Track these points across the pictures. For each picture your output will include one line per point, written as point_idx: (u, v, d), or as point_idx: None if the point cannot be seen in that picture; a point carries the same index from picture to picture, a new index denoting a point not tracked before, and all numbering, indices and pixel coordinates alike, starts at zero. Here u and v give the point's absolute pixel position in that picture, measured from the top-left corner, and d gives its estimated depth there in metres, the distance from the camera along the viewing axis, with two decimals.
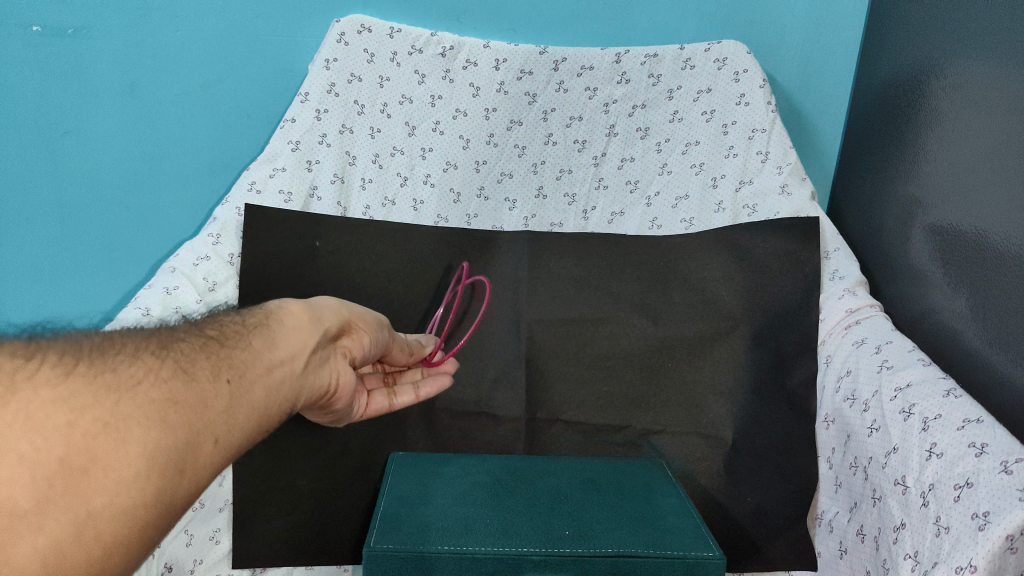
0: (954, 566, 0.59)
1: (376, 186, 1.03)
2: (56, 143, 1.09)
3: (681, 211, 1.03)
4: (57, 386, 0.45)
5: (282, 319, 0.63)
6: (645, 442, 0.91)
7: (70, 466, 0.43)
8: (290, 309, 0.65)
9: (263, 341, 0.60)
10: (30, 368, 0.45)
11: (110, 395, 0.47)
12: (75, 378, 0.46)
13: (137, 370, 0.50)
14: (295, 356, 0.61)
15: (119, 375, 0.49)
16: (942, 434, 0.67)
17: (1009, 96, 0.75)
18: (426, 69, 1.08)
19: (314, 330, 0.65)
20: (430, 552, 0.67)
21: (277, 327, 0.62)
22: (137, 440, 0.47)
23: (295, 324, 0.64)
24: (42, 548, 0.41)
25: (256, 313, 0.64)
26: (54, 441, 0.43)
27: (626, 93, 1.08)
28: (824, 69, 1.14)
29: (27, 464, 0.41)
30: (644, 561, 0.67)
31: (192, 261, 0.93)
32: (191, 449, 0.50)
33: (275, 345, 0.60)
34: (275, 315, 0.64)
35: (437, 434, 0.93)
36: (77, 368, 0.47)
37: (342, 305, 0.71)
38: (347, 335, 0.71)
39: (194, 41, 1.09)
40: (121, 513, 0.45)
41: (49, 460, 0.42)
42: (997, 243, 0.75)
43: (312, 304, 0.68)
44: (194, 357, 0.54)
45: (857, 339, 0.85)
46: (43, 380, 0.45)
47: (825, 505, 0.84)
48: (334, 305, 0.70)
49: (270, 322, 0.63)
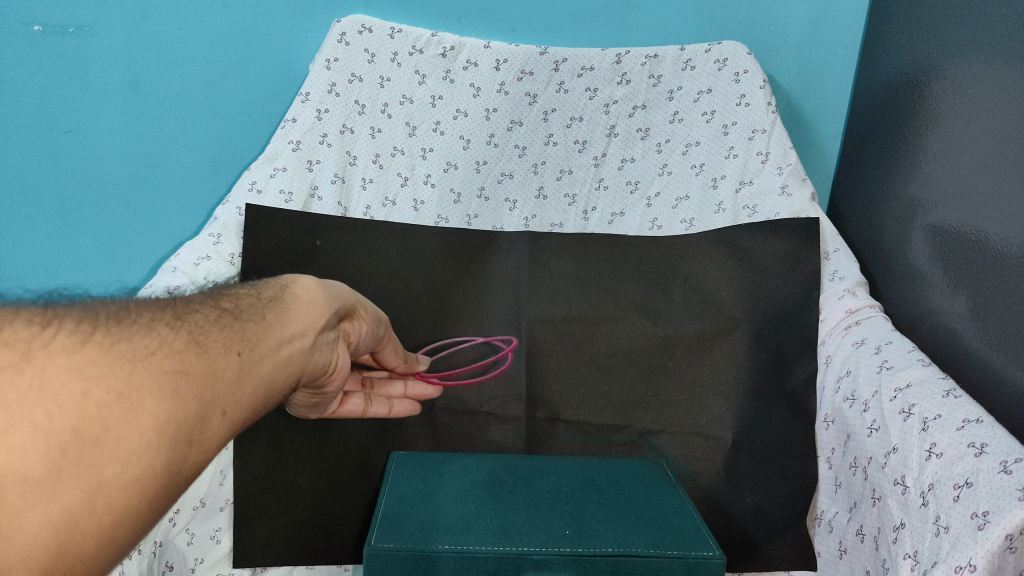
0: (954, 565, 0.59)
1: (377, 185, 1.04)
2: (57, 140, 1.09)
3: (682, 211, 1.03)
4: (72, 354, 0.45)
5: (296, 294, 0.65)
6: (645, 442, 0.91)
7: (84, 435, 0.43)
8: (303, 285, 0.67)
9: (274, 317, 0.62)
10: (45, 336, 0.45)
11: (124, 364, 0.47)
12: (91, 347, 0.46)
13: (151, 340, 0.50)
14: (304, 331, 0.63)
15: (134, 344, 0.49)
16: (942, 435, 0.67)
17: (1009, 97, 0.76)
18: (427, 70, 1.08)
19: (325, 308, 0.66)
20: (431, 551, 0.67)
21: (288, 302, 0.64)
22: (149, 410, 0.47)
23: (309, 301, 0.65)
24: (53, 516, 0.41)
25: (271, 286, 0.66)
26: (69, 410, 0.42)
27: (626, 94, 1.08)
28: (824, 71, 1.14)
29: (41, 433, 0.41)
30: (643, 560, 0.67)
31: (193, 260, 0.93)
32: (201, 421, 0.51)
33: (285, 321, 0.62)
34: (289, 290, 0.65)
35: (437, 433, 0.93)
36: (92, 336, 0.47)
37: (351, 291, 0.73)
38: (349, 319, 0.73)
39: (196, 39, 1.09)
40: (131, 483, 0.45)
41: (63, 429, 0.42)
42: (996, 244, 0.76)
43: (325, 284, 0.70)
44: (207, 328, 0.55)
45: (857, 338, 0.86)
46: (59, 348, 0.44)
47: (825, 505, 0.85)
48: (344, 290, 0.72)
49: (283, 296, 0.64)
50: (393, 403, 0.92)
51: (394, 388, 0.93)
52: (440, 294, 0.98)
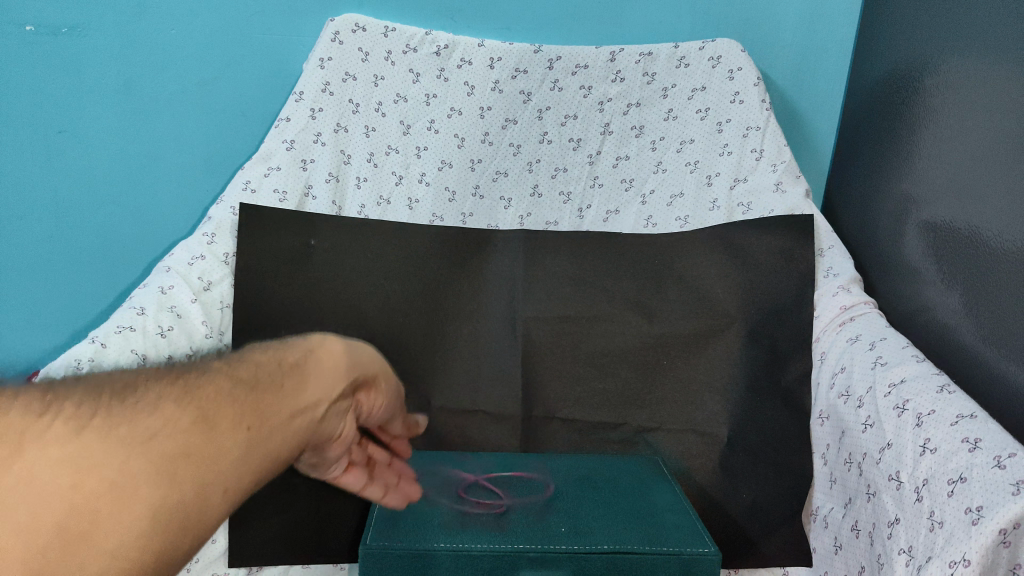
0: (948, 560, 0.59)
1: (371, 184, 1.03)
2: (49, 143, 1.08)
3: (676, 209, 1.03)
4: (65, 445, 0.40)
5: (317, 361, 0.58)
6: (640, 439, 0.93)
7: (68, 530, 0.39)
8: (329, 349, 0.60)
9: (294, 383, 0.55)
10: (41, 423, 0.40)
11: (120, 451, 0.42)
12: (87, 434, 0.42)
13: (155, 420, 0.45)
14: (313, 404, 0.56)
15: (134, 426, 0.44)
16: (936, 430, 0.67)
17: (1004, 94, 0.76)
18: (421, 68, 1.07)
19: (341, 378, 0.58)
20: (426, 549, 0.66)
21: (308, 371, 0.57)
22: (141, 500, 0.42)
23: (325, 370, 0.58)
24: None
25: (297, 348, 0.59)
26: (53, 502, 0.38)
27: (620, 92, 1.08)
28: (818, 68, 1.14)
29: (19, 535, 0.37)
30: (639, 557, 0.67)
31: (187, 260, 0.90)
32: (199, 506, 0.45)
33: (304, 389, 0.56)
34: (311, 355, 0.58)
35: (433, 432, 0.94)
36: (91, 420, 0.43)
37: (376, 357, 0.65)
38: (364, 390, 0.64)
39: (189, 40, 1.09)
40: None
41: (44, 526, 0.38)
42: (990, 239, 0.76)
43: (353, 348, 0.62)
44: (221, 398, 0.50)
45: (851, 335, 0.85)
46: (52, 438, 0.40)
47: (820, 501, 0.85)
48: (366, 357, 0.63)
49: (304, 364, 0.57)
50: (388, 491, 0.72)
51: (390, 473, 0.74)
52: (436, 293, 0.98)
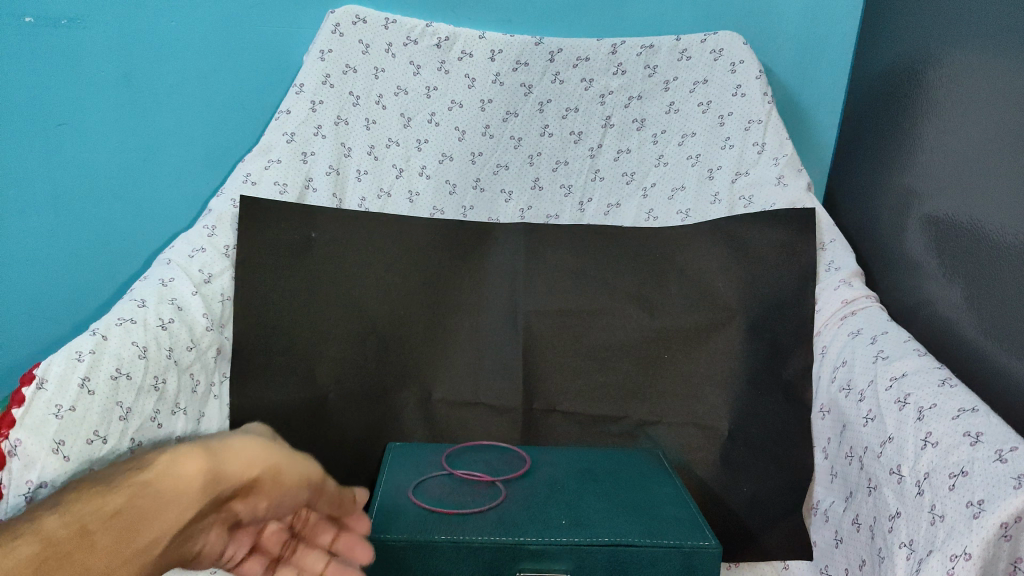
0: (949, 554, 0.59)
1: (372, 177, 1.03)
2: (49, 134, 1.07)
3: (678, 202, 1.03)
4: None
5: (159, 490, 0.54)
6: (641, 433, 0.93)
7: None
8: (180, 470, 0.55)
9: (125, 526, 0.52)
10: None
11: None
12: None
13: None
14: (157, 541, 0.53)
15: None
16: (937, 423, 0.67)
17: (1008, 87, 0.75)
18: (421, 60, 1.07)
19: (193, 503, 0.54)
20: (426, 540, 0.67)
21: (143, 504, 0.53)
22: None
23: (169, 501, 0.54)
24: None
25: (147, 471, 0.55)
26: None
27: (621, 85, 1.07)
28: (820, 61, 1.13)
29: None
30: (641, 549, 0.67)
31: (187, 253, 0.88)
32: None
33: (139, 531, 0.52)
34: (157, 483, 0.54)
35: (434, 424, 0.95)
36: None
37: (258, 460, 0.59)
38: (243, 497, 0.58)
39: (189, 32, 1.09)
40: None
41: None
42: (993, 233, 0.76)
43: (216, 460, 0.57)
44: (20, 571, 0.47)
45: (853, 329, 0.85)
46: None
47: (821, 495, 0.85)
48: (240, 466, 0.58)
49: (142, 496, 0.53)
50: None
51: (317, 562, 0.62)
52: (437, 286, 0.97)
